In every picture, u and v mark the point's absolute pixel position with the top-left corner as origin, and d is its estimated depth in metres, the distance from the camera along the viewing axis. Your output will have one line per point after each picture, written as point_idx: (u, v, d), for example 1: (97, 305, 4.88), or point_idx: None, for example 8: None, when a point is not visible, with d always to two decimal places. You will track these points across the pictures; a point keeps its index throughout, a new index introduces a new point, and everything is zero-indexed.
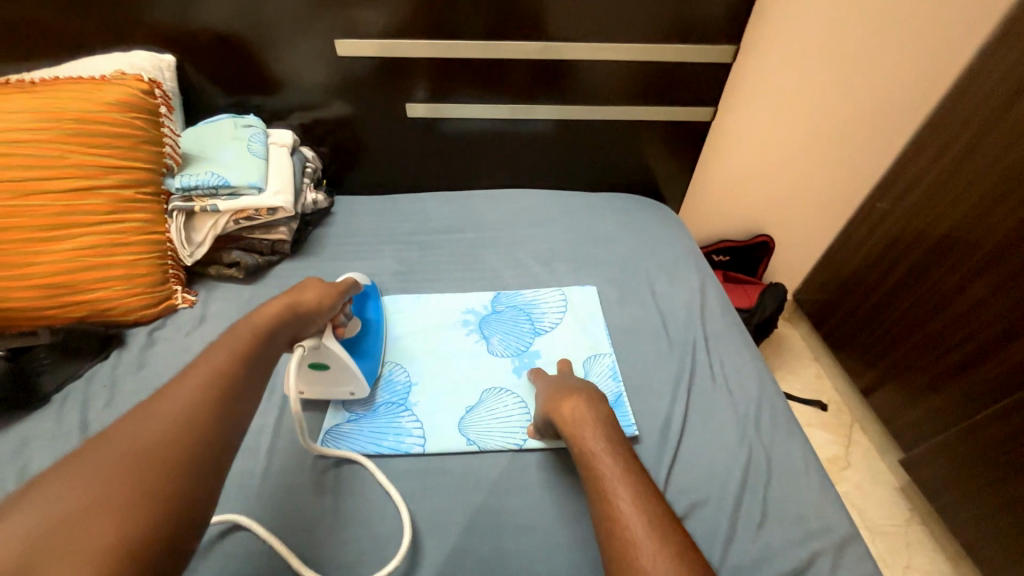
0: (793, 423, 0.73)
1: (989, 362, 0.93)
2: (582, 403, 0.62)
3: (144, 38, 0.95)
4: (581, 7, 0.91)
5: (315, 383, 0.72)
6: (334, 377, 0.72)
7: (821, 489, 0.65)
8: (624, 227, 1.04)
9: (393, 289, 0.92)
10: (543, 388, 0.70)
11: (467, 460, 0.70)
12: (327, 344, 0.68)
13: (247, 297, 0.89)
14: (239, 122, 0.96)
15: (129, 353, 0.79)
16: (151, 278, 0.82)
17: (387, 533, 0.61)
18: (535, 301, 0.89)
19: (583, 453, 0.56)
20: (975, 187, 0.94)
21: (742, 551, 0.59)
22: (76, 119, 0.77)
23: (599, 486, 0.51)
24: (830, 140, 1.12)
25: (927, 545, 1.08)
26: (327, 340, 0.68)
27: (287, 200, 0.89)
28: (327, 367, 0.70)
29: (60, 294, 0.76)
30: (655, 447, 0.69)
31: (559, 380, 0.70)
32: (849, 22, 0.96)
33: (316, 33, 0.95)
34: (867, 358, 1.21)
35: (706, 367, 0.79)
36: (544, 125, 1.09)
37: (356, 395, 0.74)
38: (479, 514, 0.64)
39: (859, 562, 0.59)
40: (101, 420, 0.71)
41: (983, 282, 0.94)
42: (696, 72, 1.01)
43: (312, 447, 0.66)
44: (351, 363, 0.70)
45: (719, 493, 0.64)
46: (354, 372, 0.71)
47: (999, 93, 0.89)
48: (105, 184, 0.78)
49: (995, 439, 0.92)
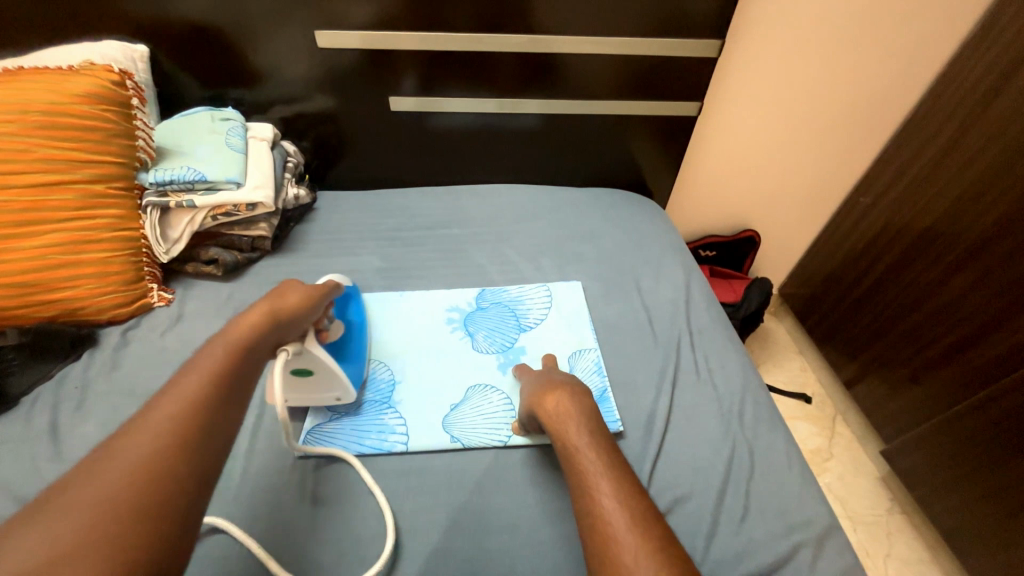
0: (776, 416, 0.73)
1: (970, 353, 0.95)
2: (566, 398, 0.62)
3: (116, 28, 0.92)
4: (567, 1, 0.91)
5: (298, 389, 0.69)
6: (316, 383, 0.69)
7: (803, 483, 0.65)
8: (610, 223, 1.04)
9: (376, 285, 0.90)
10: (527, 385, 0.69)
11: (451, 458, 0.69)
12: (311, 350, 0.65)
13: (226, 295, 0.87)
14: (216, 115, 0.93)
15: (103, 353, 0.77)
16: (125, 276, 0.80)
17: (370, 534, 0.61)
18: (520, 297, 0.89)
19: (566, 447, 0.56)
20: (955, 183, 0.95)
21: (725, 545, 0.60)
22: (42, 111, 0.74)
23: (581, 481, 0.51)
24: (812, 136, 1.13)
25: (907, 533, 1.10)
26: (310, 346, 0.65)
27: (267, 195, 0.87)
28: (311, 373, 0.67)
29: (27, 293, 0.73)
30: (640, 442, 0.69)
31: (541, 376, 0.69)
32: (832, 21, 0.97)
33: (296, 25, 0.93)
34: (849, 351, 1.23)
35: (690, 361, 0.79)
36: (531, 120, 1.08)
37: (341, 400, 0.72)
38: (463, 512, 0.63)
39: (839, 552, 0.59)
40: (73, 423, 0.69)
41: (962, 276, 0.95)
42: (681, 66, 1.01)
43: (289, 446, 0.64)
44: (336, 368, 0.68)
45: (703, 488, 0.64)
46: (341, 379, 0.69)
47: (977, 89, 0.90)
48: (74, 180, 0.76)
49: (974, 429, 0.94)
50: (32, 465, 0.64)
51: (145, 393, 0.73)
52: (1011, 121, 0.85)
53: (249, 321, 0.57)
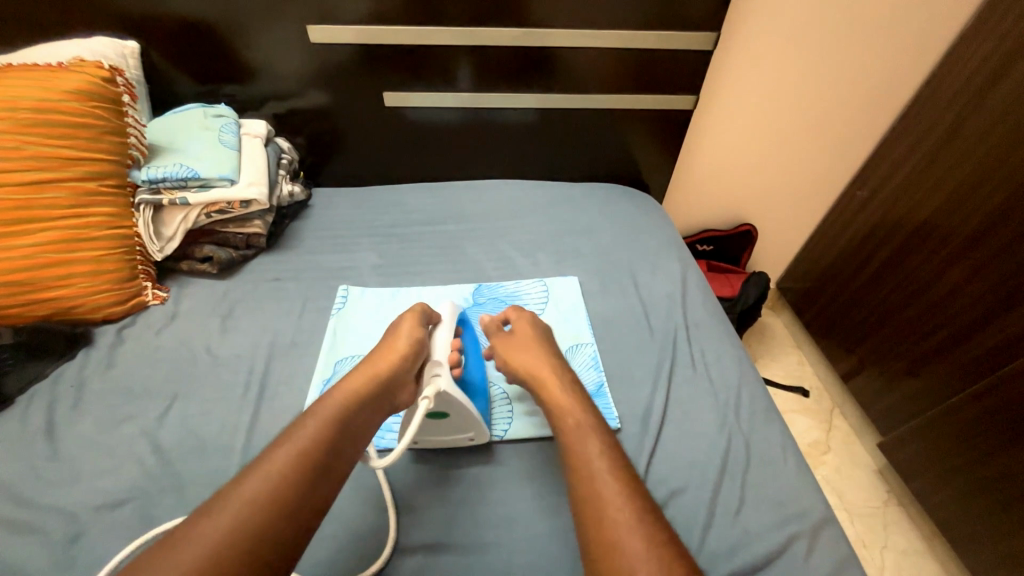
0: (772, 408, 0.74)
1: (966, 345, 0.95)
2: (582, 417, 0.61)
3: (106, 24, 0.91)
4: None
5: (431, 433, 0.66)
6: (451, 425, 0.65)
7: (798, 474, 0.65)
8: (606, 218, 1.04)
9: (372, 282, 0.90)
10: (513, 344, 0.71)
11: (448, 454, 0.69)
12: (448, 392, 0.63)
13: (222, 292, 0.86)
14: (208, 112, 0.93)
15: (98, 352, 0.76)
16: (119, 274, 0.79)
17: (368, 529, 0.61)
18: (516, 292, 0.88)
19: (582, 469, 0.55)
20: (950, 176, 0.96)
21: (722, 537, 0.60)
22: (31, 109, 0.74)
23: (596, 510, 0.51)
24: (809, 131, 1.13)
25: (903, 525, 1.10)
26: (447, 387, 0.63)
27: (261, 192, 0.87)
28: (446, 416, 0.64)
29: (20, 292, 0.72)
30: (636, 436, 0.69)
31: (530, 341, 0.71)
32: (828, 15, 0.97)
33: (286, 21, 0.92)
34: (846, 344, 1.23)
35: (687, 355, 0.79)
36: (525, 114, 1.08)
37: (475, 441, 0.67)
38: (461, 508, 0.63)
39: (834, 543, 0.60)
40: (69, 422, 0.69)
41: (958, 269, 0.95)
42: (676, 59, 1.00)
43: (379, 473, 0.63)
44: (471, 409, 0.64)
45: (699, 481, 0.64)
46: (476, 418, 0.65)
47: (973, 82, 0.90)
48: (65, 177, 0.75)
49: (970, 420, 0.94)
50: (28, 465, 0.64)
51: (140, 392, 0.72)
52: (1006, 113, 0.85)
53: (353, 382, 0.60)
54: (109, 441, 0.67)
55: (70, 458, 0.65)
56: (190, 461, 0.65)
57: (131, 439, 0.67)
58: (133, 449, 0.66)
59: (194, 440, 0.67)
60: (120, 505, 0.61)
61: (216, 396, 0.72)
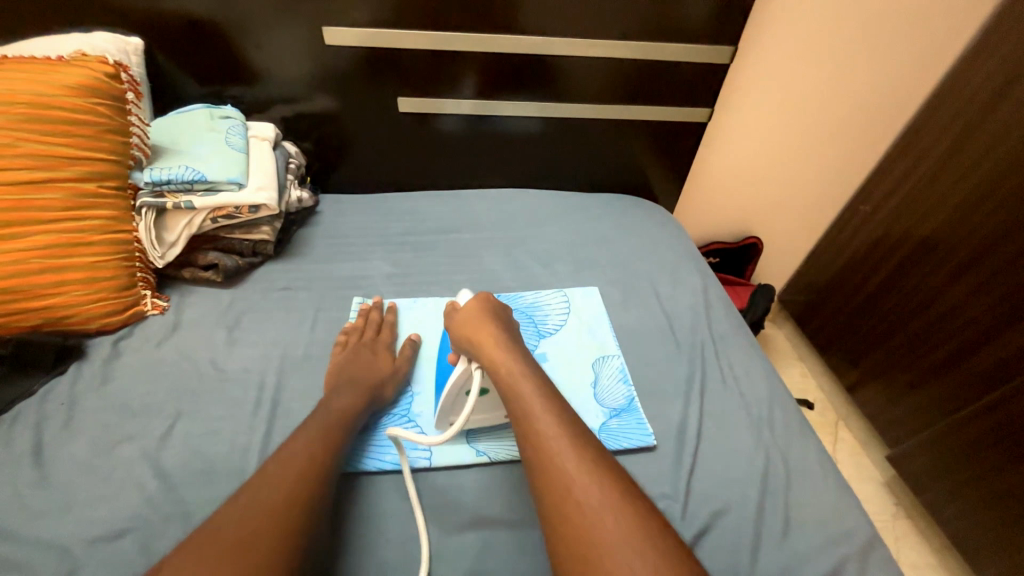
0: (806, 424, 0.72)
1: (973, 359, 0.95)
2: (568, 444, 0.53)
3: (110, 19, 0.87)
4: (568, 6, 0.90)
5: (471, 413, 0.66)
6: (490, 401, 0.66)
7: (839, 492, 0.64)
8: (623, 229, 1.02)
9: (387, 292, 0.86)
10: (473, 327, 0.67)
11: (478, 473, 0.64)
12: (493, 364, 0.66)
13: (226, 301, 0.81)
14: (214, 113, 0.89)
15: (92, 366, 0.71)
16: (117, 282, 0.74)
17: (396, 559, 0.56)
18: (537, 303, 0.85)
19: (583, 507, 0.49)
20: (951, 192, 0.97)
21: (770, 560, 0.57)
22: (29, 103, 0.69)
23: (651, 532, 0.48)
24: (815, 145, 1.14)
25: (913, 539, 1.09)
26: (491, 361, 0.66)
27: (270, 197, 0.83)
28: (486, 392, 0.65)
29: (9, 300, 0.66)
30: (672, 453, 0.66)
31: (492, 328, 0.66)
32: (836, 32, 1.00)
33: (297, 23, 0.89)
34: (851, 358, 1.23)
35: (716, 369, 0.77)
36: (536, 124, 1.06)
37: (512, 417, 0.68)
38: (496, 533, 0.58)
39: (884, 565, 0.57)
40: (59, 443, 0.63)
41: (962, 285, 0.97)
42: (692, 72, 1.01)
43: (411, 494, 0.59)
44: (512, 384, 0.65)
45: (742, 500, 0.62)
46: None
47: (973, 102, 0.92)
48: (63, 177, 0.70)
49: (980, 433, 0.94)
50: (13, 491, 0.58)
51: (140, 408, 0.67)
52: (1006, 132, 0.87)
53: (342, 402, 0.63)
54: (105, 464, 0.61)
55: (62, 484, 0.59)
56: (196, 485, 0.60)
57: (131, 462, 0.61)
58: (132, 473, 0.60)
59: (201, 461, 0.62)
60: (118, 537, 0.55)
61: (224, 414, 0.67)
